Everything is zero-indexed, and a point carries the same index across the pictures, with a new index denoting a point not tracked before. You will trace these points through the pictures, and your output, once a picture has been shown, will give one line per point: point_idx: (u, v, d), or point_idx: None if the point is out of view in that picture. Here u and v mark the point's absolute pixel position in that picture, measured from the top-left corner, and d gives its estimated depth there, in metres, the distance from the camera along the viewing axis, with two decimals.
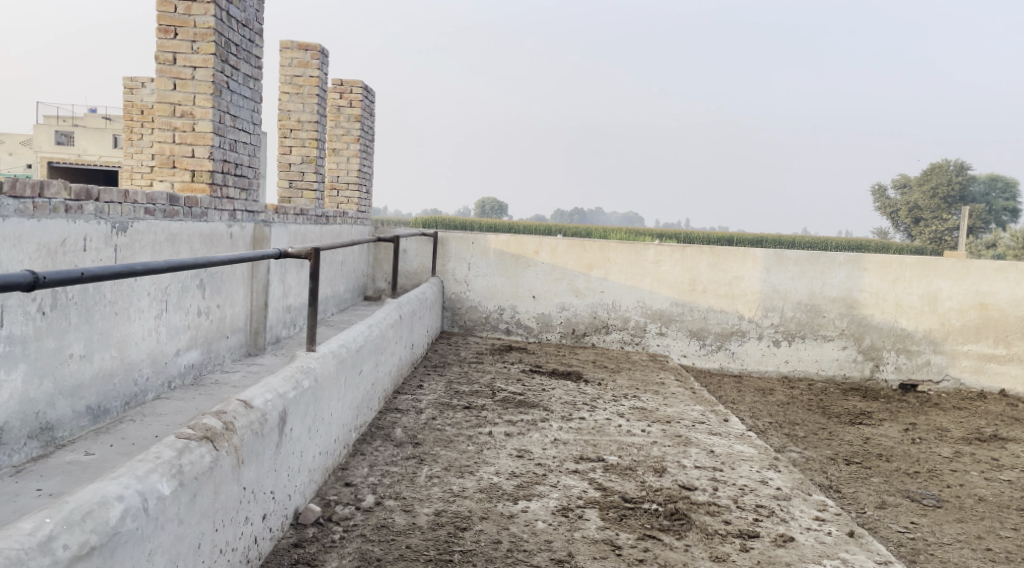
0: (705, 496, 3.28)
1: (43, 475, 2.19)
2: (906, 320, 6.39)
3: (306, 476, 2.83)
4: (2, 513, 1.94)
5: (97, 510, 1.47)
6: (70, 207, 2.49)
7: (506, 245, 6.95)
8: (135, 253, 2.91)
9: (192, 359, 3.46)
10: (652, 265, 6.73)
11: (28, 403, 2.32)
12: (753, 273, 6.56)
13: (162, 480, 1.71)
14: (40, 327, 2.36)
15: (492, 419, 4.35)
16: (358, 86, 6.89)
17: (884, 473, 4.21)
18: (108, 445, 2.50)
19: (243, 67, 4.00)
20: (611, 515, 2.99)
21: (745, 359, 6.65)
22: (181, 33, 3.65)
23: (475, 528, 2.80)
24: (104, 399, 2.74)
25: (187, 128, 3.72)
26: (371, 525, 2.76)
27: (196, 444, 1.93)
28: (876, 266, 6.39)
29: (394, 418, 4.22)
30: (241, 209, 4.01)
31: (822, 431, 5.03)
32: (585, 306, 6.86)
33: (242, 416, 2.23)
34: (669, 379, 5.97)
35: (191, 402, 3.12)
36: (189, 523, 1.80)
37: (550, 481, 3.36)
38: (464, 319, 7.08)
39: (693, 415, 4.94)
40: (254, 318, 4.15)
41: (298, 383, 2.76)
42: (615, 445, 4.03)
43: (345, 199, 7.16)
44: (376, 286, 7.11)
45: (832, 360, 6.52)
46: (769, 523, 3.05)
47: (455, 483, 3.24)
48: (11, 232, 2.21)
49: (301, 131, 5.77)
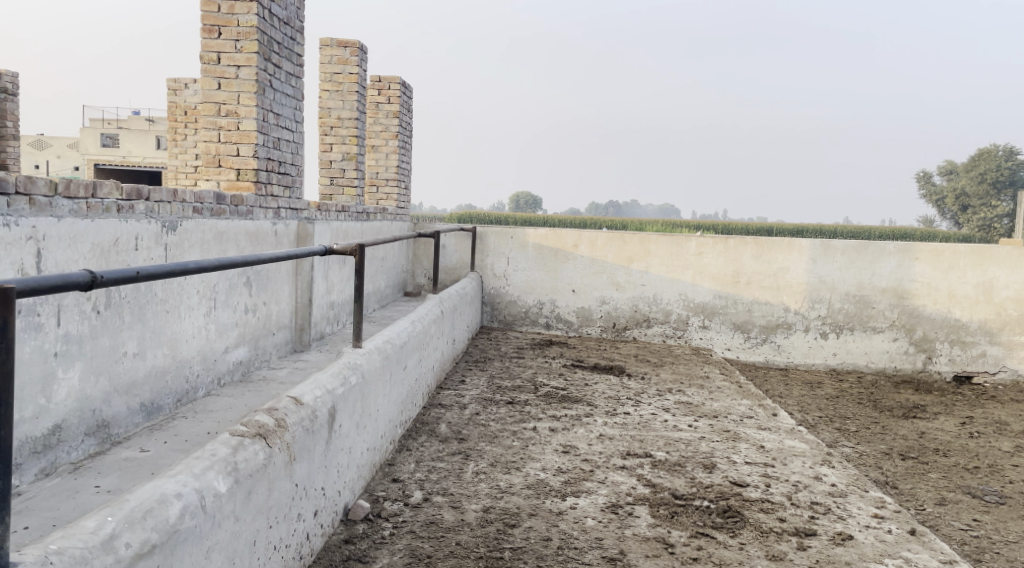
0: (758, 493, 3.20)
1: (100, 473, 2.22)
2: (960, 311, 6.18)
3: (354, 472, 2.83)
4: (62, 510, 1.97)
5: (157, 508, 1.48)
6: (122, 206, 2.52)
7: (545, 239, 6.91)
8: (184, 252, 2.94)
9: (241, 355, 3.50)
10: (694, 257, 6.62)
11: (85, 400, 2.35)
12: (799, 264, 6.41)
13: (218, 477, 1.71)
14: (95, 326, 2.39)
15: (536, 414, 4.32)
16: (396, 82, 6.89)
17: (942, 468, 4.08)
18: (162, 442, 2.52)
19: (286, 65, 4.02)
20: (662, 512, 2.94)
21: (792, 352, 6.51)
22: (225, 32, 3.68)
23: (525, 525, 2.77)
24: (157, 396, 2.77)
25: (232, 127, 3.75)
26: (421, 521, 2.75)
27: (251, 441, 1.94)
28: (928, 255, 6.19)
29: (438, 414, 4.21)
30: (285, 206, 4.04)
31: (874, 426, 4.89)
32: (627, 300, 6.78)
33: (293, 413, 2.24)
34: (714, 373, 5.86)
35: (241, 399, 3.14)
36: (244, 520, 1.80)
37: (598, 477, 3.32)
38: (504, 314, 7.06)
39: (740, 409, 4.84)
40: (299, 314, 4.18)
41: (346, 380, 2.76)
42: (662, 440, 3.97)
43: (384, 195, 7.18)
44: (416, 282, 7.13)
45: (882, 352, 6.34)
46: (826, 521, 2.96)
47: (502, 479, 3.21)
48: (66, 232, 2.24)
49: (341, 129, 5.80)
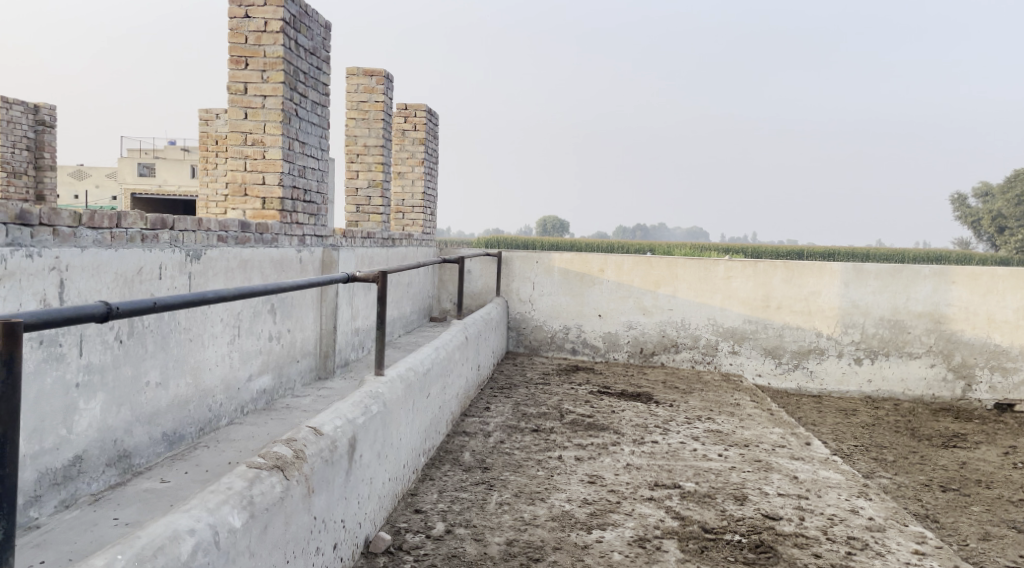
0: (791, 527, 3.09)
1: (120, 505, 2.21)
2: (999, 336, 5.99)
3: (376, 503, 2.79)
4: (80, 543, 1.96)
5: (168, 545, 1.45)
6: (146, 236, 2.54)
7: (571, 264, 6.86)
8: (209, 280, 2.95)
9: (264, 384, 3.49)
10: (722, 281, 6.52)
11: (107, 430, 2.35)
12: (831, 288, 6.26)
13: (233, 511, 1.68)
14: (118, 356, 2.40)
15: (561, 443, 4.25)
16: (421, 110, 6.96)
17: (985, 501, 3.91)
18: (183, 472, 2.51)
19: (311, 94, 4.07)
20: (691, 547, 2.85)
21: (825, 378, 6.35)
22: (252, 63, 3.73)
23: (549, 560, 2.70)
24: (179, 426, 2.77)
25: (258, 156, 3.78)
26: (442, 554, 2.70)
27: (268, 474, 1.91)
28: (964, 278, 6.03)
29: (462, 442, 4.16)
30: (310, 233, 4.05)
31: (912, 455, 4.72)
32: (654, 325, 6.69)
33: (312, 443, 2.21)
34: (744, 401, 5.72)
35: (263, 427, 3.13)
36: (260, 555, 1.76)
37: (625, 509, 3.23)
38: (530, 339, 7.00)
39: (772, 438, 4.71)
40: (323, 341, 4.18)
41: (367, 409, 2.73)
42: (691, 470, 3.86)
43: (410, 221, 7.20)
44: (441, 307, 7.11)
45: (919, 379, 6.15)
46: (863, 558, 2.85)
47: (527, 511, 3.15)
48: (89, 262, 2.26)
49: (367, 156, 5.85)
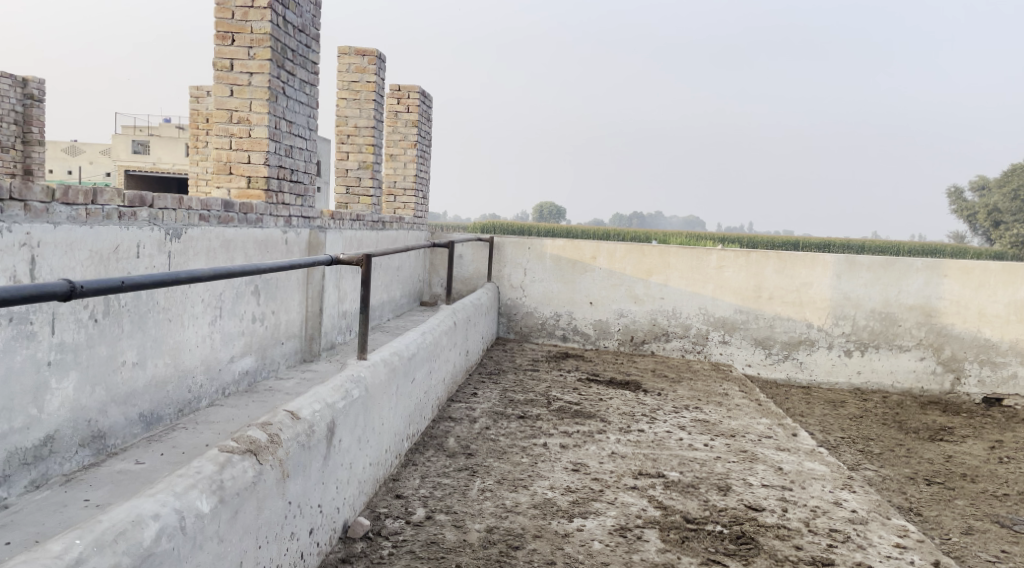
0: (774, 518, 3.08)
1: (92, 486, 2.18)
2: (990, 330, 5.98)
3: (355, 488, 2.76)
4: (48, 524, 1.93)
5: (131, 530, 1.42)
6: (124, 213, 2.49)
7: (563, 250, 6.82)
8: (189, 260, 2.90)
9: (247, 365, 3.45)
10: (714, 271, 6.49)
11: (80, 410, 2.31)
12: (823, 280, 6.24)
13: (201, 496, 1.65)
14: (92, 335, 2.35)
15: (547, 430, 4.23)
16: (415, 91, 6.88)
17: (970, 495, 3.90)
18: (159, 453, 2.48)
19: (299, 73, 4.00)
20: (672, 537, 2.84)
21: (814, 369, 6.35)
22: (238, 39, 3.66)
23: (528, 548, 2.68)
24: (157, 407, 2.73)
25: (243, 134, 3.72)
26: (421, 541, 2.68)
27: (240, 458, 1.88)
28: (956, 272, 6.01)
29: (447, 427, 4.14)
30: (297, 215, 4.00)
31: (899, 448, 4.72)
32: (645, 313, 6.66)
33: (288, 428, 2.17)
34: (733, 391, 5.71)
35: (244, 410, 3.09)
36: (230, 541, 1.73)
37: (607, 498, 3.21)
38: (520, 325, 6.98)
39: (759, 429, 4.70)
40: (309, 324, 4.14)
41: (347, 393, 2.69)
42: (676, 459, 3.85)
43: (402, 204, 7.14)
44: (432, 291, 7.07)
45: (908, 372, 6.15)
46: (845, 550, 2.84)
47: (509, 498, 3.13)
48: (62, 239, 2.21)
49: (358, 137, 5.78)
